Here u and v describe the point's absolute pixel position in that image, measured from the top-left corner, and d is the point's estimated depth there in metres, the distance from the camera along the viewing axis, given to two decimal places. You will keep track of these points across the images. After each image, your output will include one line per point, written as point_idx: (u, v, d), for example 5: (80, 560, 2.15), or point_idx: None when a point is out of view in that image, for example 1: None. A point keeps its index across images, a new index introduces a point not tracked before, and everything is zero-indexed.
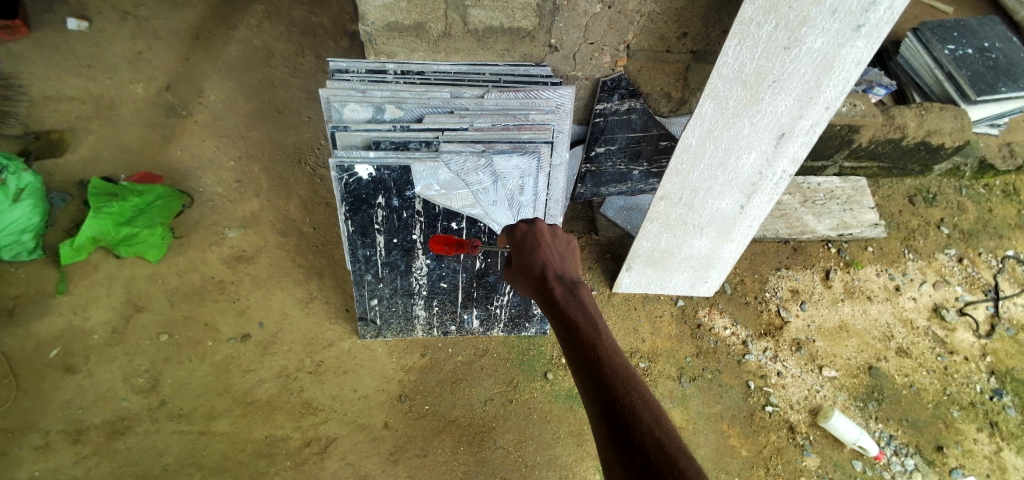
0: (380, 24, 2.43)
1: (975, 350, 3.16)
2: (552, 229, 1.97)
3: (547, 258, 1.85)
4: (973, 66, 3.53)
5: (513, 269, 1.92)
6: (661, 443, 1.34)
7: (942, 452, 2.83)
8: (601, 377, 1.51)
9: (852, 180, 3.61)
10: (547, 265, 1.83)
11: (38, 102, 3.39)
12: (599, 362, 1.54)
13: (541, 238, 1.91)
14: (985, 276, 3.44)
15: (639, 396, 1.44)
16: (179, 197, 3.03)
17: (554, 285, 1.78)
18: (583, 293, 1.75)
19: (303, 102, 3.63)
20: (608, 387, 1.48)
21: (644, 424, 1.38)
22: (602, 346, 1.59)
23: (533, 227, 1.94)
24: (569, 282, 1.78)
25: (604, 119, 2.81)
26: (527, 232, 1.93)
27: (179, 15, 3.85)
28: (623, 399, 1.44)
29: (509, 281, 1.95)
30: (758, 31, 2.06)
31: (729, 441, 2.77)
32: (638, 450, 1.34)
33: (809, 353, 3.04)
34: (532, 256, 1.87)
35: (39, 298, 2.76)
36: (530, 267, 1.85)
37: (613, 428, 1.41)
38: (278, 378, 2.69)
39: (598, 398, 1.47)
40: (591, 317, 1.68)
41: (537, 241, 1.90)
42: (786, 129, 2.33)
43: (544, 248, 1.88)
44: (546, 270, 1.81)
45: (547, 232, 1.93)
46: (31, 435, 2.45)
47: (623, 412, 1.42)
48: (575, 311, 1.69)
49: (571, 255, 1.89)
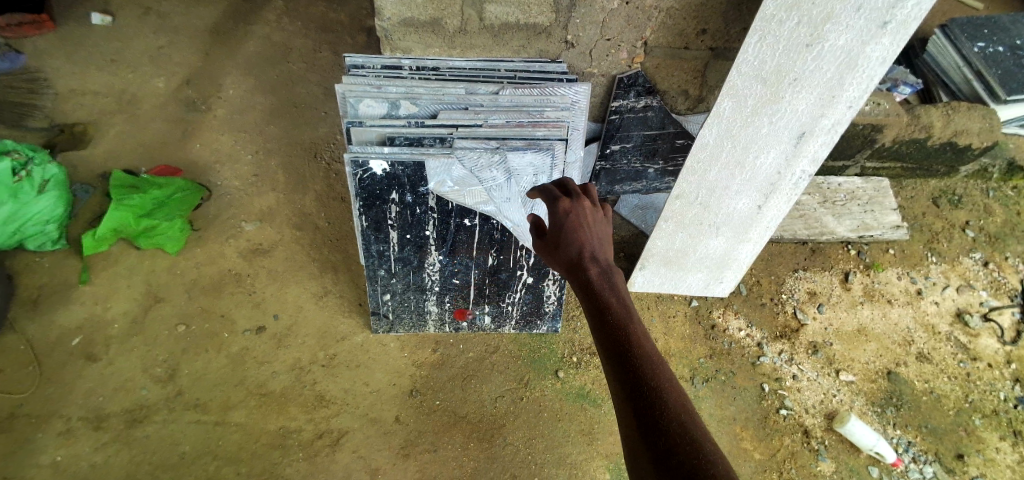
0: (396, 20, 2.43)
1: (999, 357, 3.07)
2: (589, 200, 1.83)
3: (583, 235, 1.72)
4: (1004, 65, 3.43)
5: (544, 240, 1.80)
6: (688, 437, 1.31)
7: (962, 461, 2.76)
8: (632, 362, 1.46)
9: (874, 181, 3.53)
10: (582, 241, 1.71)
11: (63, 96, 3.46)
12: (631, 346, 1.48)
13: (579, 213, 1.77)
14: (1011, 280, 3.35)
15: (671, 393, 1.39)
16: (198, 191, 3.11)
17: (589, 267, 1.66)
18: (616, 275, 1.65)
19: (319, 97, 3.67)
20: (640, 381, 1.42)
21: (672, 412, 1.36)
22: (634, 331, 1.52)
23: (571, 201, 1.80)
24: (605, 265, 1.67)
25: (620, 116, 2.77)
26: (564, 205, 1.79)
27: (200, 12, 3.92)
28: (655, 397, 1.38)
29: (538, 251, 1.83)
30: (780, 28, 2.02)
31: (743, 444, 2.73)
32: (664, 437, 1.32)
33: (826, 357, 2.99)
34: (567, 229, 1.74)
35: (63, 288, 2.82)
36: (563, 241, 1.73)
37: (640, 414, 1.37)
38: (292, 371, 2.72)
39: (630, 392, 1.41)
40: (623, 301, 1.60)
41: (574, 216, 1.76)
42: (806, 128, 2.29)
43: (582, 223, 1.75)
44: (581, 248, 1.70)
45: (586, 204, 1.79)
46: (53, 422, 2.51)
47: (654, 410, 1.37)
48: (607, 292, 1.61)
49: (606, 232, 1.77)
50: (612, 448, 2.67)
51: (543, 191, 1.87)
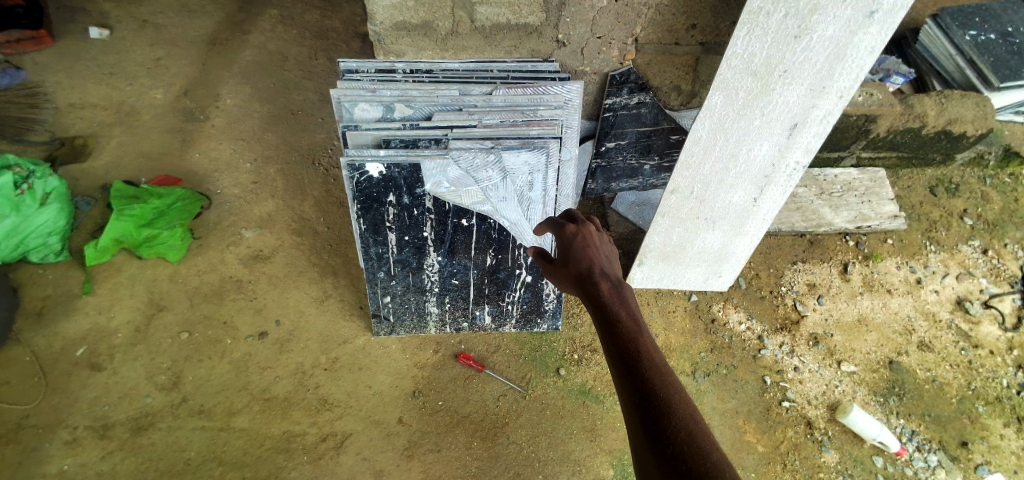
0: (388, 23, 2.45)
1: (1000, 344, 3.07)
2: (594, 224, 1.91)
3: (592, 255, 1.79)
4: (996, 52, 3.45)
5: (553, 260, 1.86)
6: (696, 444, 1.34)
7: (967, 448, 2.76)
8: (639, 370, 1.49)
9: (870, 171, 3.54)
10: (590, 258, 1.77)
11: (63, 110, 3.50)
12: (638, 355, 1.52)
13: (587, 235, 1.84)
14: (1011, 267, 3.35)
15: (680, 400, 1.42)
16: (197, 199, 3.12)
17: (598, 281, 1.72)
18: (625, 289, 1.70)
19: (316, 104, 3.70)
20: (649, 390, 1.44)
21: (679, 419, 1.39)
22: (642, 341, 1.56)
23: (578, 224, 1.88)
24: (613, 280, 1.72)
25: (614, 114, 2.81)
26: (573, 228, 1.86)
27: (196, 23, 3.98)
28: (664, 405, 1.41)
29: (545, 271, 1.88)
30: (767, 20, 2.04)
31: (746, 437, 2.74)
32: (674, 445, 1.35)
33: (827, 348, 2.99)
34: (574, 248, 1.81)
35: (66, 299, 2.85)
36: (572, 259, 1.80)
37: (647, 420, 1.40)
38: (295, 375, 2.74)
39: (638, 401, 1.44)
40: (632, 312, 1.64)
41: (583, 238, 1.83)
42: (798, 119, 2.30)
43: (590, 244, 1.81)
44: (589, 264, 1.76)
45: (592, 227, 1.87)
46: (59, 431, 2.53)
47: (663, 417, 1.39)
48: (616, 304, 1.65)
49: (613, 252, 1.84)
50: (614, 444, 2.68)
51: (552, 217, 1.94)
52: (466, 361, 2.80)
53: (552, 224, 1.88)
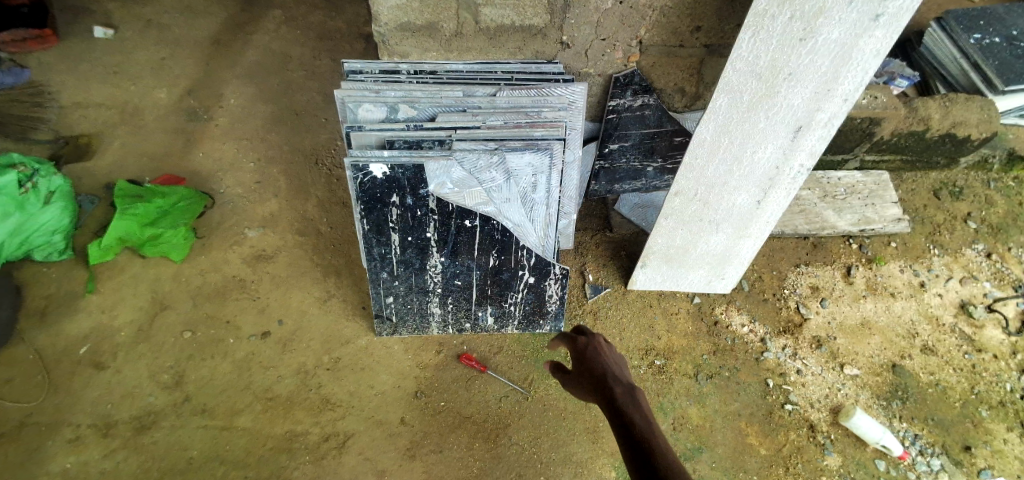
0: (393, 24, 2.51)
1: (1004, 348, 3.06)
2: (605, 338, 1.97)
3: (605, 363, 1.82)
4: (1000, 56, 3.44)
5: (569, 373, 1.90)
6: None
7: (970, 452, 2.74)
8: (656, 467, 1.45)
9: (874, 174, 3.53)
10: (603, 366, 1.81)
11: (68, 109, 3.51)
12: (653, 454, 1.49)
13: (599, 345, 1.90)
14: (1015, 271, 3.34)
15: None
16: (201, 199, 3.14)
17: (611, 385, 1.73)
18: (637, 390, 1.69)
19: (320, 104, 3.71)
20: None
21: None
22: (658, 440, 1.53)
23: (590, 337, 1.94)
24: (626, 384, 1.73)
25: (618, 115, 2.82)
26: (585, 340, 1.92)
27: (200, 23, 3.99)
28: None
29: (563, 385, 1.92)
30: (773, 23, 2.04)
31: (749, 440, 2.71)
32: None
33: (830, 351, 2.98)
34: (587, 358, 1.86)
35: (69, 298, 2.85)
36: (585, 369, 1.84)
37: None
38: (297, 375, 2.73)
39: None
40: (646, 413, 1.63)
41: (595, 348, 1.89)
42: (803, 122, 2.29)
43: (603, 353, 1.86)
44: (603, 371, 1.79)
45: (602, 339, 1.93)
46: (62, 430, 2.52)
47: None
48: (631, 407, 1.64)
49: (625, 362, 1.87)
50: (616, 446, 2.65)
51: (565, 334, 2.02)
52: (468, 361, 2.80)
53: (565, 338, 1.96)
